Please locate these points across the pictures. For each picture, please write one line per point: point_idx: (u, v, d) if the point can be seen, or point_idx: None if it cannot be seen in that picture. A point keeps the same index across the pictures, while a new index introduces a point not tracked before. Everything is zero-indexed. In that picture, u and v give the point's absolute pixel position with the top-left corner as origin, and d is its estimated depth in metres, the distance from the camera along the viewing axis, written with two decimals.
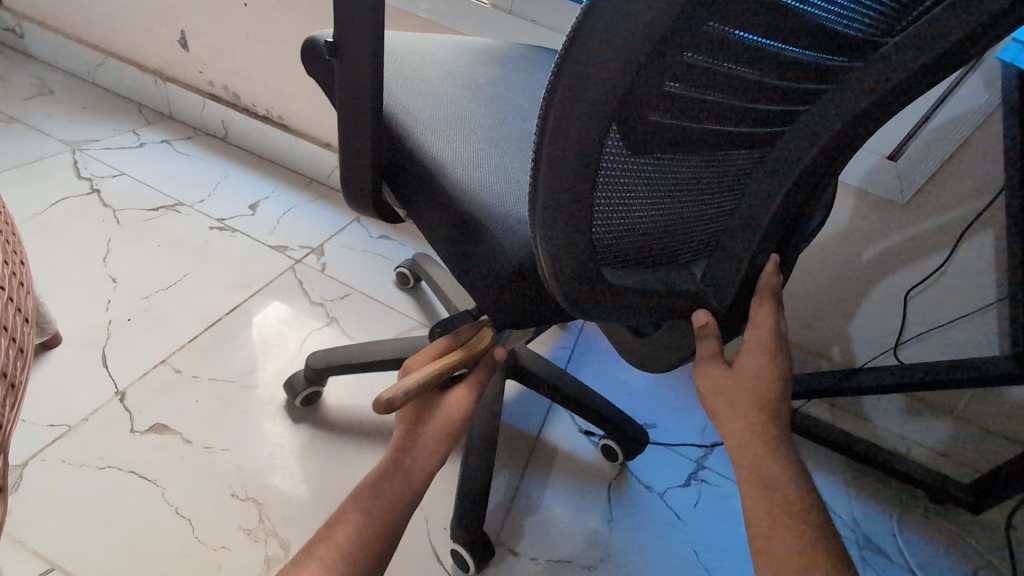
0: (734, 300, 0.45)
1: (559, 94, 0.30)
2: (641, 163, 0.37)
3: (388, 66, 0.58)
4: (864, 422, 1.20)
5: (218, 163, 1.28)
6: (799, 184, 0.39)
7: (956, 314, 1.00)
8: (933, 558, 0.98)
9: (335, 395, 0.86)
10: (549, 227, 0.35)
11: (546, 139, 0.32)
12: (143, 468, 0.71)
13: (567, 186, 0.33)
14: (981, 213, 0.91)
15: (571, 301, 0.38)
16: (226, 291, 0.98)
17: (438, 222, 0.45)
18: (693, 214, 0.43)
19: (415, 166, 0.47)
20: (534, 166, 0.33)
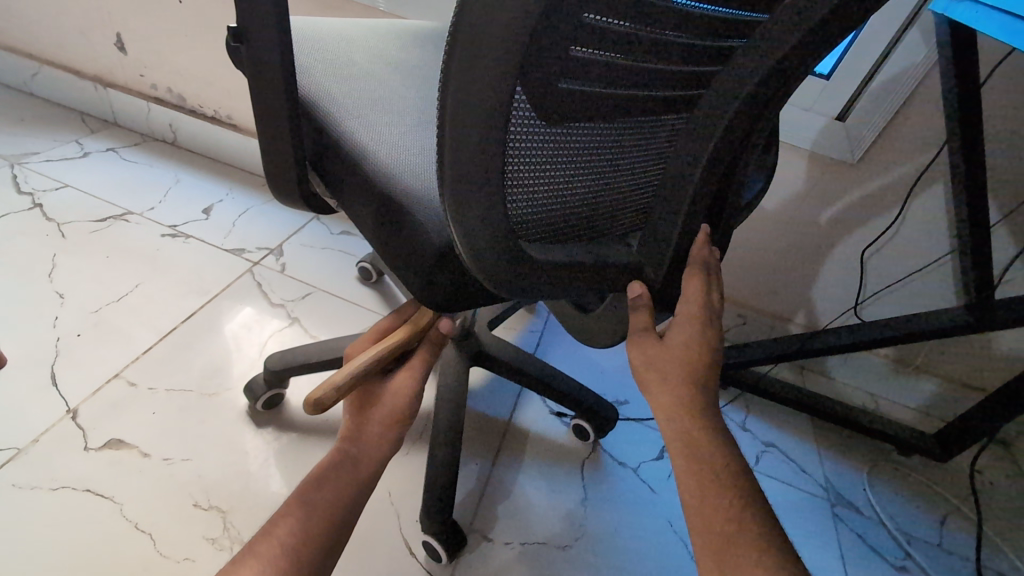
0: (668, 270, 0.44)
1: (456, 71, 0.29)
2: (555, 134, 0.36)
3: (312, 52, 0.56)
4: (833, 382, 1.23)
5: (167, 168, 1.25)
6: (720, 151, 0.38)
7: (911, 270, 1.02)
8: (902, 509, 1.01)
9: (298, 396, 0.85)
10: (462, 209, 0.34)
11: (448, 119, 0.31)
12: (100, 486, 0.69)
13: (474, 163, 0.32)
14: (927, 169, 0.92)
15: (493, 281, 0.37)
16: (180, 299, 0.95)
17: (361, 209, 0.44)
18: (621, 185, 0.42)
19: (336, 153, 0.46)
20: (439, 146, 0.32)
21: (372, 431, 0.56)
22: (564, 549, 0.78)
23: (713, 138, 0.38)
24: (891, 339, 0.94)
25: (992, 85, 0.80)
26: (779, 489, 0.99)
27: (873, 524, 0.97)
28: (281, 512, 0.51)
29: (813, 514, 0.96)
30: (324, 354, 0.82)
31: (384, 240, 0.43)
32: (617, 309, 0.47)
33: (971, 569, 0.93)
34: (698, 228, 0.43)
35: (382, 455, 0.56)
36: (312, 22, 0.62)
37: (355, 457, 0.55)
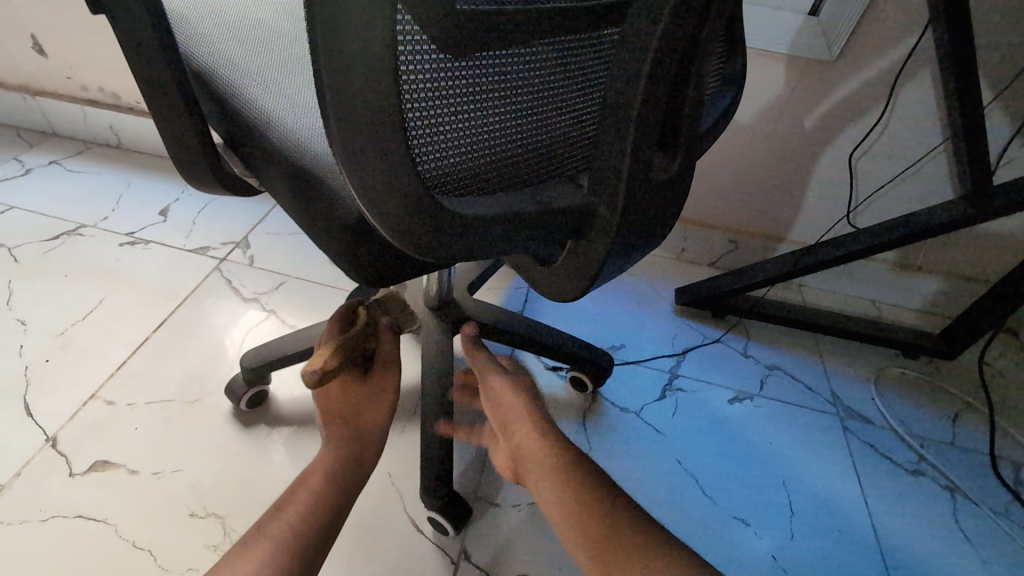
0: (626, 210, 0.39)
1: (320, 6, 0.24)
2: (458, 68, 0.30)
3: (207, 15, 0.49)
4: (833, 295, 1.20)
5: (116, 174, 1.18)
6: (662, 66, 0.33)
7: (902, 168, 0.97)
8: (912, 412, 0.99)
9: (284, 390, 0.83)
10: (359, 169, 0.29)
11: (325, 65, 0.26)
12: (91, 510, 0.67)
13: (364, 111, 0.27)
14: (912, 53, 0.85)
15: (410, 243, 0.33)
16: (149, 308, 0.92)
17: (278, 187, 0.40)
18: (558, 120, 0.37)
19: (241, 127, 0.41)
20: (321, 101, 0.28)
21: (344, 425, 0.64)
22: None
23: (649, 52, 0.32)
24: (888, 243, 0.90)
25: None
26: (787, 411, 0.96)
27: (884, 432, 0.96)
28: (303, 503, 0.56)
29: (823, 430, 0.94)
30: (301, 344, 0.79)
31: (306, 216, 0.39)
32: (578, 255, 0.43)
33: (987, 462, 0.93)
34: (650, 159, 0.38)
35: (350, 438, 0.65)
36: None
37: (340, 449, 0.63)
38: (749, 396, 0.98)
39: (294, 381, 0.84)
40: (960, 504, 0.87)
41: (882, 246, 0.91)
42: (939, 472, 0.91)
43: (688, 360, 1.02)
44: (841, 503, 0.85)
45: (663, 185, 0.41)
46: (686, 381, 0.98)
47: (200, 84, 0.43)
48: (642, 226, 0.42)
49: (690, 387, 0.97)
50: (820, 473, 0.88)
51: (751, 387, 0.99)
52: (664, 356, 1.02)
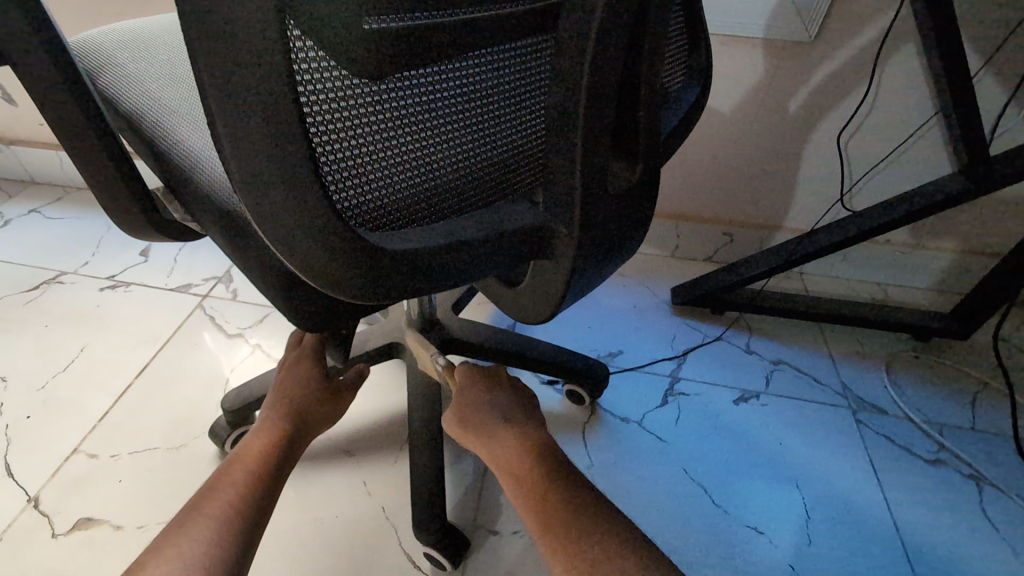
0: (581, 226, 0.36)
1: (201, 48, 0.22)
2: (371, 95, 0.28)
3: (138, 57, 0.47)
4: (836, 281, 1.16)
5: (95, 217, 1.16)
6: (600, 78, 0.30)
7: (894, 145, 0.93)
8: (928, 398, 0.95)
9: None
10: (271, 219, 0.27)
11: (217, 103, 0.24)
12: (74, 572, 0.65)
13: (266, 150, 0.25)
14: (891, 26, 0.82)
15: (337, 285, 0.31)
16: (131, 353, 0.90)
17: (216, 234, 0.37)
18: (500, 143, 0.34)
19: (172, 174, 0.38)
20: (219, 149, 0.26)
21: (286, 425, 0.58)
22: None
23: (582, 63, 0.30)
24: (887, 224, 0.86)
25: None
26: (796, 408, 0.92)
27: (900, 422, 0.91)
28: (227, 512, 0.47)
29: (835, 424, 0.91)
30: None
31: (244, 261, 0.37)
32: (542, 275, 0.40)
33: (1010, 445, 0.88)
34: (604, 174, 0.35)
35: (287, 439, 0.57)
36: (141, 24, 0.53)
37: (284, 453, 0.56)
38: (754, 395, 0.94)
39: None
40: (985, 493, 0.82)
41: (878, 228, 0.87)
42: (960, 459, 0.86)
43: (688, 362, 0.98)
44: (859, 502, 0.81)
45: (625, 196, 0.38)
46: (688, 385, 0.95)
47: (129, 133, 0.40)
48: (606, 245, 0.39)
49: (693, 391, 0.94)
50: (834, 471, 0.84)
51: (756, 385, 0.96)
52: (664, 360, 0.98)
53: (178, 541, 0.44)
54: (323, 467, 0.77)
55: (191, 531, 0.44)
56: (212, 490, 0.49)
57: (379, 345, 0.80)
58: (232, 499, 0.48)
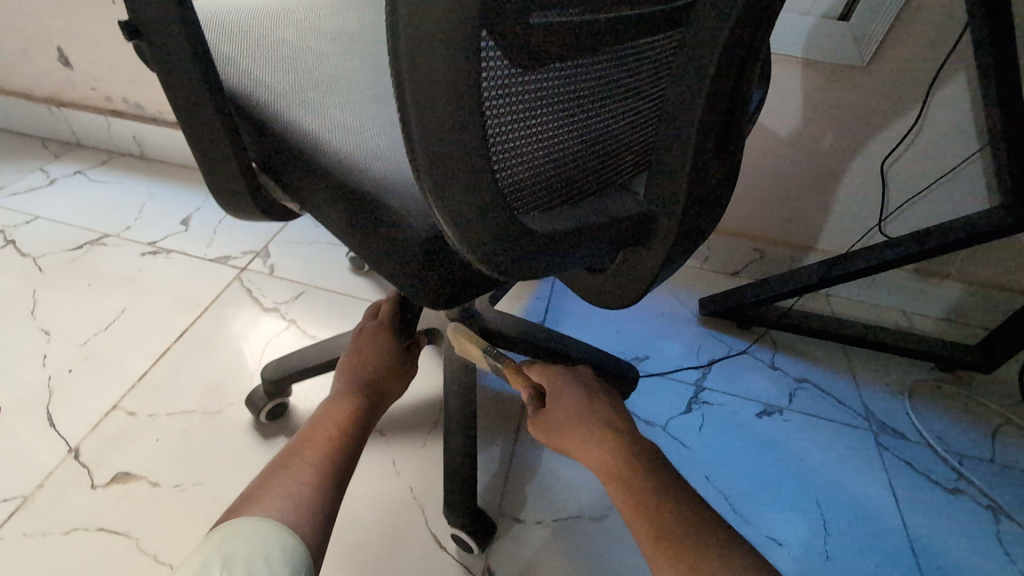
0: (686, 216, 0.39)
1: (408, 9, 0.24)
2: (525, 85, 0.30)
3: (233, 33, 0.48)
4: (862, 306, 1.16)
5: (138, 184, 1.18)
6: (727, 74, 0.33)
7: (935, 176, 0.94)
8: (949, 428, 0.96)
9: (303, 402, 0.82)
10: (443, 185, 0.29)
11: (410, 90, 0.26)
12: (113, 523, 0.67)
13: (448, 136, 0.27)
14: (948, 56, 0.83)
15: (499, 267, 0.33)
16: (170, 318, 0.91)
17: (330, 208, 0.39)
18: (611, 133, 0.37)
19: (285, 149, 0.40)
20: (401, 107, 0.28)
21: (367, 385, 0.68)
22: (598, 520, 0.74)
23: (713, 59, 0.32)
24: (926, 252, 0.87)
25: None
26: (819, 425, 0.94)
27: (920, 448, 0.92)
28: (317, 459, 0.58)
29: (856, 445, 0.91)
30: (322, 355, 0.78)
31: (354, 236, 0.38)
32: (634, 262, 0.43)
33: None
34: (708, 167, 0.37)
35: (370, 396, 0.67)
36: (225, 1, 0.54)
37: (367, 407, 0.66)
38: (777, 410, 0.95)
39: (313, 395, 0.83)
40: (1002, 526, 0.83)
41: (915, 255, 0.88)
42: (979, 490, 0.87)
43: (713, 373, 1.00)
44: (876, 522, 0.82)
45: (717, 189, 0.41)
46: (713, 395, 0.96)
47: (236, 107, 0.42)
48: (696, 232, 0.42)
49: (717, 401, 0.95)
50: (853, 490, 0.85)
51: (779, 401, 0.97)
52: (689, 368, 1.00)
53: (287, 480, 0.54)
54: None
55: (296, 475, 0.55)
56: (309, 443, 0.59)
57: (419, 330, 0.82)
58: (325, 452, 0.58)
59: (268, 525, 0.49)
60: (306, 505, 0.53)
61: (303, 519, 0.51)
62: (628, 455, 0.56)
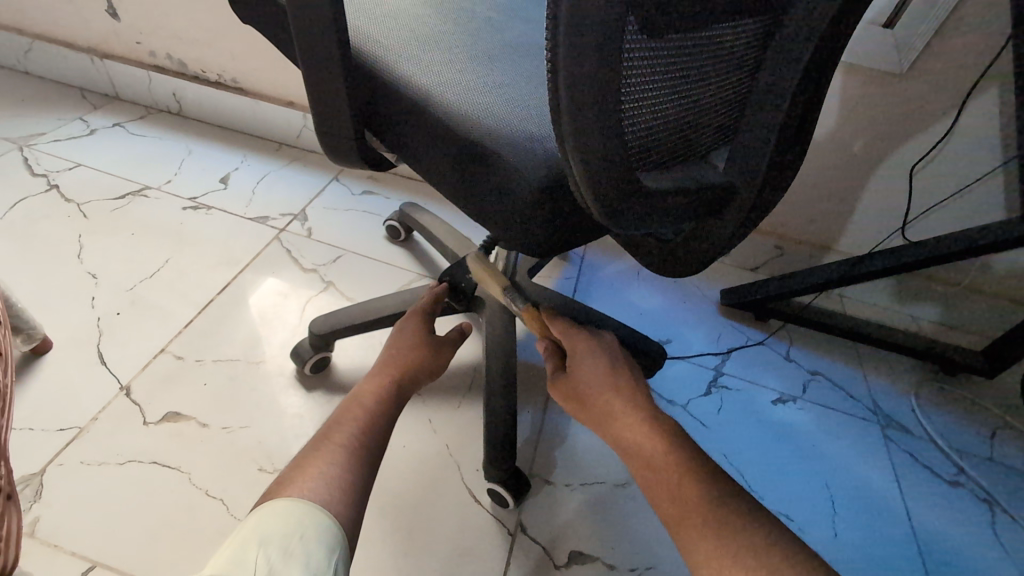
0: (765, 185, 0.42)
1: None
2: (649, 49, 0.33)
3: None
4: (877, 308, 1.20)
5: (177, 140, 1.19)
6: (828, 50, 0.35)
7: (959, 185, 0.98)
8: (952, 426, 1.00)
9: (346, 357, 0.85)
10: (578, 133, 0.32)
11: (562, 41, 0.29)
12: (165, 458, 0.69)
13: (590, 86, 0.30)
14: (988, 67, 0.85)
15: (610, 214, 0.36)
16: (213, 271, 0.93)
17: (440, 159, 0.42)
18: (703, 104, 0.40)
19: (397, 101, 0.43)
20: (549, 60, 0.30)
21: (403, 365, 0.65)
22: (624, 486, 0.77)
23: (818, 34, 0.34)
24: (948, 255, 0.91)
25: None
26: (830, 415, 0.98)
27: (924, 442, 0.97)
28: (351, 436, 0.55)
29: (864, 435, 0.96)
30: (368, 314, 0.81)
31: (463, 187, 0.42)
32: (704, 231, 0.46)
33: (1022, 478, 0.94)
34: (790, 140, 0.41)
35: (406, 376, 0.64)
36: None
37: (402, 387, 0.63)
38: (792, 398, 0.99)
39: (354, 353, 0.85)
40: (998, 518, 0.88)
41: (936, 258, 0.92)
42: (977, 484, 0.92)
43: (732, 359, 1.04)
44: (880, 507, 0.87)
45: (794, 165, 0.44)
46: (731, 380, 1.00)
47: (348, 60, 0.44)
48: (767, 205, 0.45)
49: (735, 385, 1.00)
50: (859, 474, 0.90)
51: (793, 390, 1.01)
52: (709, 354, 1.04)
53: (315, 461, 0.51)
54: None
55: (324, 456, 0.52)
56: (338, 423, 0.56)
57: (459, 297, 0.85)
58: (354, 434, 0.54)
59: (295, 506, 0.46)
60: (335, 487, 0.49)
61: (331, 504, 0.48)
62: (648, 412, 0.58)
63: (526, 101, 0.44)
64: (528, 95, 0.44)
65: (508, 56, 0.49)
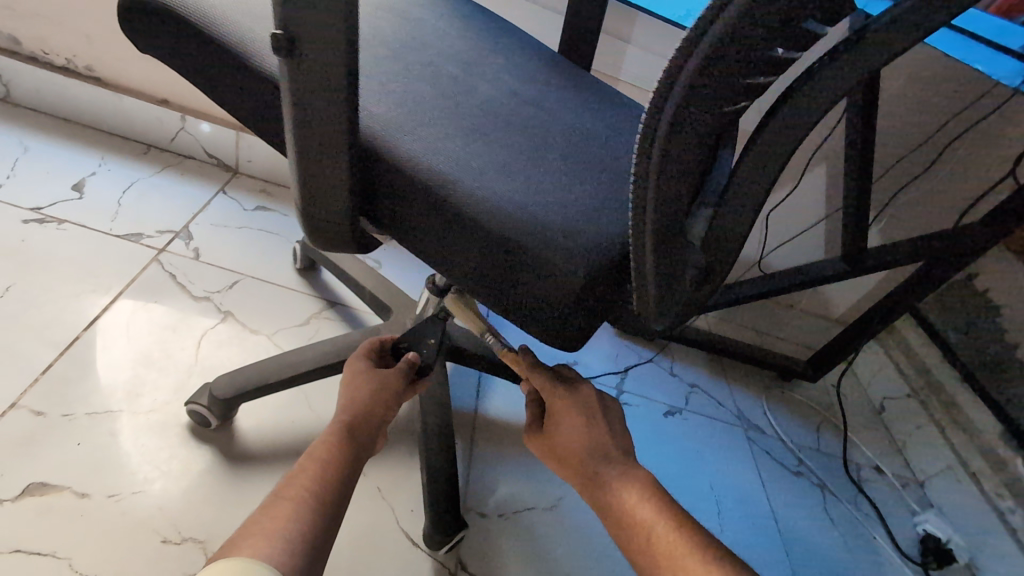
0: None
1: (711, 49, 0.26)
2: (704, 165, 0.36)
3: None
4: (735, 326, 1.39)
5: (5, 132, 0.97)
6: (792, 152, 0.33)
7: (799, 228, 1.18)
8: (794, 425, 1.21)
9: (248, 418, 0.74)
10: (659, 243, 0.34)
11: (653, 170, 0.31)
12: (33, 542, 0.59)
13: (669, 207, 0.33)
14: (826, 136, 1.06)
15: (660, 309, 0.39)
16: (74, 302, 0.79)
17: (472, 250, 0.41)
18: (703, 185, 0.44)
19: (415, 187, 0.41)
20: (639, 186, 0.32)
21: (348, 410, 0.60)
22: (551, 509, 0.82)
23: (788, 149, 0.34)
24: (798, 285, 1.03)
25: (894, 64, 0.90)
26: (708, 423, 1.14)
27: (774, 440, 1.16)
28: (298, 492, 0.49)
29: (733, 439, 1.13)
30: (282, 372, 0.71)
31: (492, 281, 0.41)
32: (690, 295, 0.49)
33: (841, 463, 1.17)
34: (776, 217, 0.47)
35: (355, 422, 0.59)
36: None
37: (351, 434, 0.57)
38: (678, 410, 1.14)
39: (259, 411, 0.75)
40: (828, 499, 1.09)
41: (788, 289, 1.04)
42: (812, 472, 1.13)
43: (629, 377, 1.16)
44: (747, 500, 1.04)
45: None
46: (630, 397, 1.13)
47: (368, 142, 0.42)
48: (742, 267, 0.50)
49: (634, 402, 1.12)
50: (734, 473, 1.07)
51: (678, 402, 1.16)
52: (609, 373, 1.15)
53: (260, 524, 0.45)
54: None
55: (275, 513, 0.46)
56: (285, 484, 0.50)
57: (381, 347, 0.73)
58: (304, 495, 0.49)
59: (236, 563, 0.40)
60: (287, 551, 0.43)
61: (275, 567, 0.42)
62: (647, 486, 0.54)
63: (532, 186, 0.45)
64: (530, 177, 0.45)
65: (486, 124, 0.50)
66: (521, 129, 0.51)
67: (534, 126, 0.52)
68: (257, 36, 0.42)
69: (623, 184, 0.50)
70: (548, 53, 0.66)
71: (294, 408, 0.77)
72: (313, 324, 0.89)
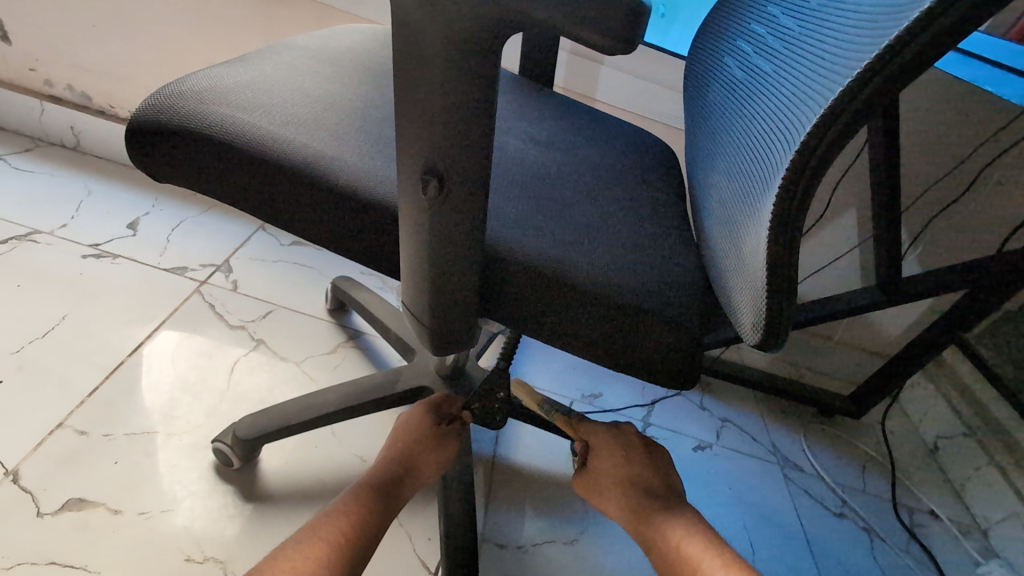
0: None
1: (863, 106, 0.25)
2: None
3: (363, 147, 0.44)
4: (770, 359, 1.34)
5: (75, 178, 1.07)
6: None
7: (830, 256, 1.14)
8: (836, 464, 1.15)
9: (275, 457, 0.75)
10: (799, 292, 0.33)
11: (799, 220, 0.29)
12: (69, 555, 0.62)
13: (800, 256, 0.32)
14: (851, 164, 1.05)
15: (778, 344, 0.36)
16: (122, 329, 0.85)
17: (594, 316, 0.39)
18: None
19: (517, 253, 0.39)
20: (787, 243, 0.30)
21: (387, 470, 0.58)
22: (571, 544, 0.80)
23: None
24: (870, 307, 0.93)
25: (913, 91, 0.93)
26: (739, 459, 1.09)
27: (814, 479, 1.10)
28: (321, 537, 0.47)
29: (767, 477, 1.08)
30: (306, 414, 0.72)
31: (614, 349, 0.40)
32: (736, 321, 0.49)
33: (889, 507, 1.09)
34: None
35: (389, 482, 0.56)
36: (270, 86, 0.47)
37: (385, 495, 0.55)
38: (709, 445, 1.10)
39: (287, 451, 0.77)
40: (877, 545, 1.01)
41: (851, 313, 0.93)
42: (857, 515, 1.06)
43: (658, 411, 1.14)
44: (785, 543, 0.97)
45: None
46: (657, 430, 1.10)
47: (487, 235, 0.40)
48: None
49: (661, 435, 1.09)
50: (771, 514, 1.01)
51: (709, 436, 1.12)
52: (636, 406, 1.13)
53: (282, 563, 0.44)
54: (342, 483, 0.75)
55: (309, 553, 0.45)
56: (315, 527, 0.48)
57: (407, 387, 0.76)
58: (331, 547, 0.46)
59: None
60: None
61: None
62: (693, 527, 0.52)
63: (620, 246, 0.44)
64: (606, 232, 0.45)
65: (518, 168, 0.51)
66: (560, 185, 0.50)
67: (561, 176, 0.52)
68: (276, 91, 0.46)
69: (649, 215, 0.50)
70: (558, 95, 0.69)
71: (317, 446, 0.78)
72: (339, 353, 0.92)
